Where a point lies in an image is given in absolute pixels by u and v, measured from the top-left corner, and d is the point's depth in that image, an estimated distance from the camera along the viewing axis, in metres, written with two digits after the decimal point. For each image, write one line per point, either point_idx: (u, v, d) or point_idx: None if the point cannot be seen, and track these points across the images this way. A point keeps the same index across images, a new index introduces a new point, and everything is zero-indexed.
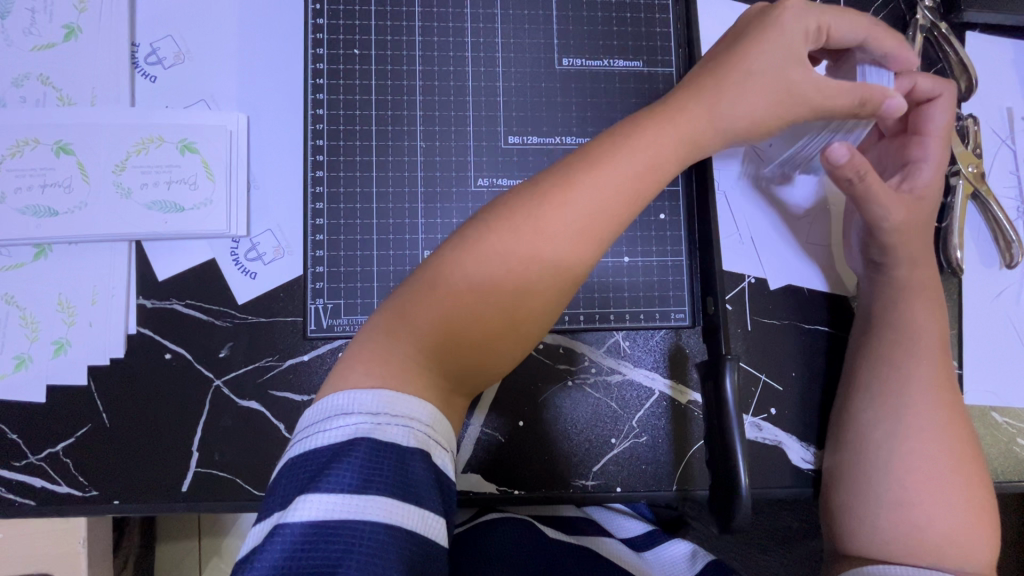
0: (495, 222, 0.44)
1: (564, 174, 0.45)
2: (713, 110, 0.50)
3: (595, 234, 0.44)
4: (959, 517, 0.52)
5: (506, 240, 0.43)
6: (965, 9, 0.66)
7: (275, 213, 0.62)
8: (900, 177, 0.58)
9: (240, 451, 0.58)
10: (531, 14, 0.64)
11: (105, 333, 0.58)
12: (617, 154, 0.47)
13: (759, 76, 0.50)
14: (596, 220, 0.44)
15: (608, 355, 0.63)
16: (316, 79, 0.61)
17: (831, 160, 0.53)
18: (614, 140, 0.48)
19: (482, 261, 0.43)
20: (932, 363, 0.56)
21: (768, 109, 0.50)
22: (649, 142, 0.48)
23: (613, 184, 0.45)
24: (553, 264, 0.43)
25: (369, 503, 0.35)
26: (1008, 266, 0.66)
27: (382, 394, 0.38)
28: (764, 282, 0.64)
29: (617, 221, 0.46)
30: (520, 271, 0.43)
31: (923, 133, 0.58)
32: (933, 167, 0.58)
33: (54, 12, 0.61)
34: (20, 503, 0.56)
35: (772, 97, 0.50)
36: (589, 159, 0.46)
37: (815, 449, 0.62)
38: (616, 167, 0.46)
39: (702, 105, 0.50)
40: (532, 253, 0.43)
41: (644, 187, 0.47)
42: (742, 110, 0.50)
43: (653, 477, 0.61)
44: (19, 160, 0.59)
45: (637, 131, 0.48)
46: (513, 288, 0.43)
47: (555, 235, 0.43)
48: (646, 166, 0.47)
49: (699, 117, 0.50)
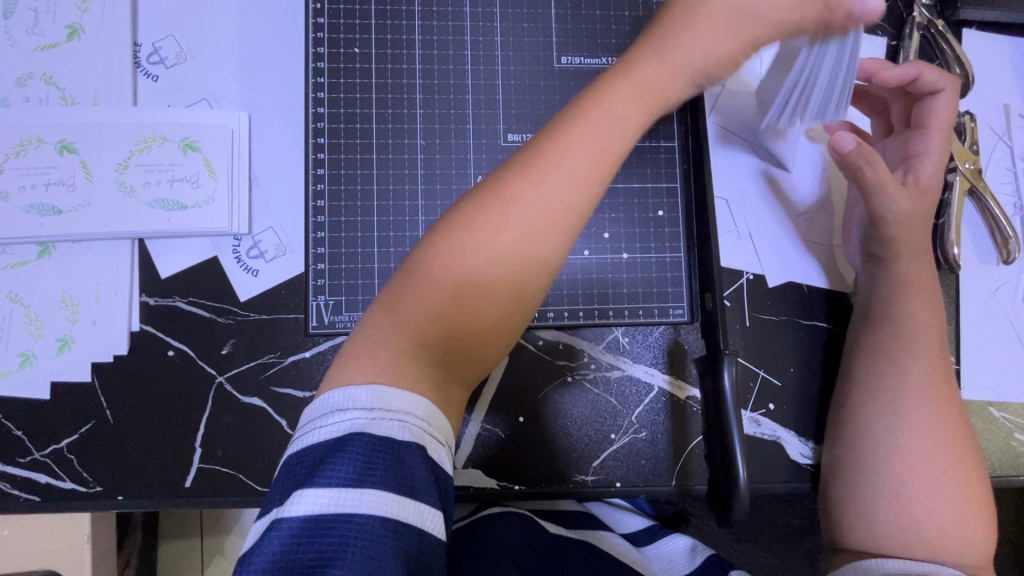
0: (469, 208, 0.43)
1: (537, 150, 0.44)
2: (667, 52, 0.48)
3: (570, 207, 0.43)
4: (956, 510, 0.52)
5: (480, 226, 0.42)
6: (962, 7, 0.67)
7: (276, 211, 0.62)
8: (902, 171, 0.59)
9: (243, 447, 0.58)
10: (531, 12, 0.64)
11: (109, 330, 0.58)
12: (585, 120, 0.45)
13: (709, 11, 0.48)
14: (569, 195, 0.43)
15: (607, 351, 0.63)
16: (317, 78, 0.61)
17: (839, 147, 0.56)
18: (582, 105, 0.46)
19: (460, 250, 0.42)
20: (929, 359, 0.57)
21: (725, 38, 0.48)
22: (615, 100, 0.46)
23: (583, 154, 0.43)
24: (531, 245, 0.42)
25: (363, 497, 0.35)
26: (1006, 262, 0.66)
27: (378, 389, 0.39)
28: (763, 278, 0.65)
29: (592, 192, 0.44)
30: (499, 257, 0.42)
31: (924, 126, 0.59)
32: (936, 159, 0.58)
33: (56, 12, 0.62)
34: (25, 500, 0.57)
35: (727, 28, 0.48)
36: (555, 133, 0.45)
37: (814, 444, 0.63)
38: (585, 134, 0.44)
39: (653, 48, 0.48)
40: (508, 234, 0.42)
41: (618, 146, 0.45)
42: (698, 46, 0.48)
43: (652, 472, 0.62)
44: (22, 159, 0.60)
45: (604, 92, 0.46)
46: (492, 270, 0.42)
47: (530, 216, 0.42)
48: (615, 125, 0.45)
49: (652, 60, 0.47)
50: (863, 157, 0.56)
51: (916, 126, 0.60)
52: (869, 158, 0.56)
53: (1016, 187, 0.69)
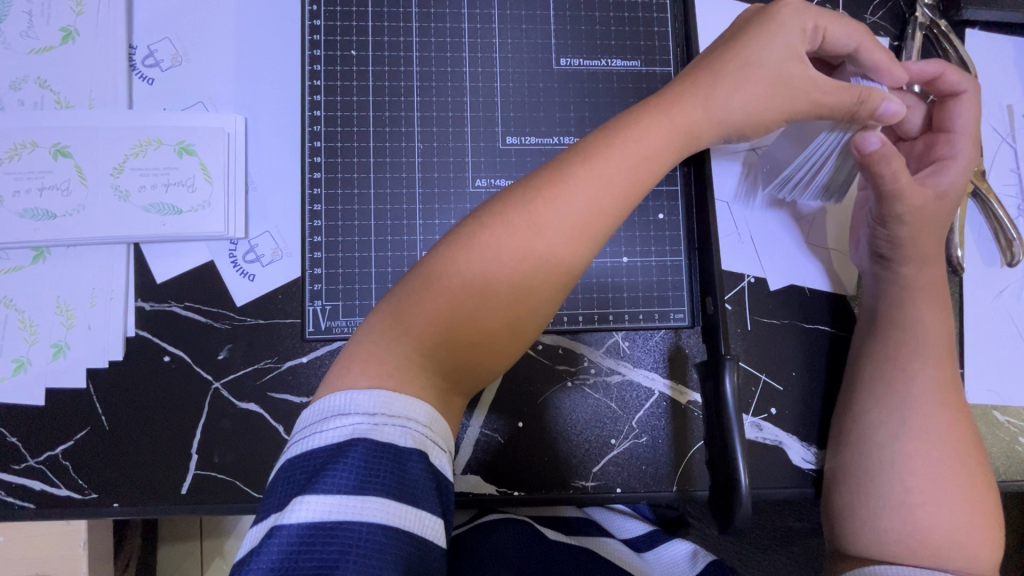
0: (489, 220, 0.43)
1: (562, 171, 0.45)
2: (708, 102, 0.51)
3: (594, 230, 0.44)
4: (961, 518, 0.52)
5: (502, 239, 0.42)
6: (965, 7, 0.66)
7: (273, 215, 0.62)
8: (929, 171, 0.57)
9: (239, 453, 0.57)
10: (529, 14, 0.64)
11: (104, 336, 0.58)
12: (615, 147, 0.47)
13: (755, 71, 0.51)
14: (594, 215, 0.44)
15: (607, 356, 0.63)
16: (313, 80, 0.61)
17: (861, 148, 0.52)
18: (610, 132, 0.48)
19: (479, 259, 0.42)
20: (934, 363, 0.56)
21: (764, 101, 0.51)
22: (644, 130, 0.48)
23: (611, 178, 0.45)
24: (550, 263, 0.43)
25: (365, 504, 0.34)
26: (1010, 264, 0.65)
27: (380, 395, 0.38)
28: (764, 281, 0.64)
29: (616, 215, 0.46)
30: (520, 270, 0.42)
31: (951, 130, 0.58)
32: (963, 163, 0.57)
33: (51, 14, 0.62)
34: (20, 507, 0.56)
35: (769, 90, 0.51)
36: (582, 155, 0.46)
37: (817, 448, 0.62)
38: (615, 159, 0.46)
39: (696, 96, 0.51)
40: (531, 251, 0.42)
41: (644, 174, 0.47)
42: (736, 100, 0.51)
43: (653, 477, 0.61)
44: (17, 163, 0.59)
45: (635, 123, 0.48)
46: (511, 286, 0.42)
47: (554, 232, 0.43)
48: (646, 155, 0.47)
49: (695, 106, 0.50)
50: (887, 158, 0.52)
51: (939, 130, 0.59)
52: (891, 159, 0.52)
53: (1020, 189, 0.68)
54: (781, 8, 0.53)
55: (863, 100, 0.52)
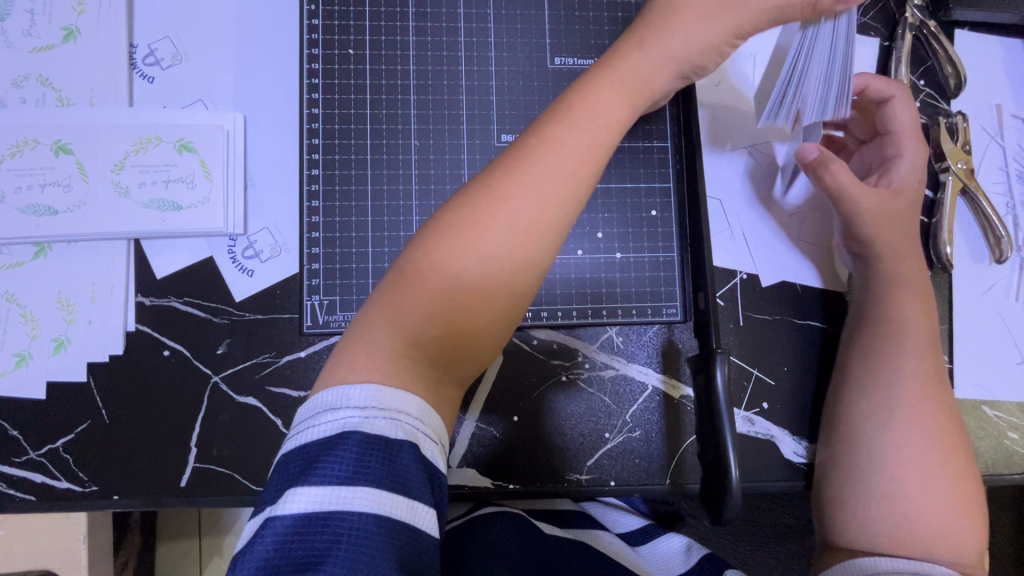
0: (461, 203, 0.43)
1: (526, 152, 0.44)
2: (649, 41, 0.48)
3: (554, 215, 0.43)
4: (947, 509, 0.52)
5: (467, 224, 0.42)
6: (954, 8, 0.67)
7: (271, 211, 0.63)
8: (879, 176, 0.60)
9: (238, 446, 0.58)
10: (525, 13, 0.65)
11: (104, 331, 0.59)
12: (575, 122, 0.45)
13: (690, 4, 0.49)
14: (556, 197, 0.43)
15: (601, 351, 0.64)
16: (312, 79, 0.61)
17: (802, 156, 0.58)
18: (564, 101, 0.46)
19: (445, 243, 0.42)
20: (922, 358, 0.57)
21: (708, 29, 0.48)
22: (590, 88, 0.46)
23: (571, 155, 0.44)
24: (511, 251, 0.42)
25: (357, 495, 0.35)
26: (999, 261, 0.67)
27: (372, 388, 0.39)
28: (756, 278, 0.65)
29: (579, 190, 0.44)
30: (490, 260, 0.42)
31: (890, 132, 0.60)
32: (909, 160, 0.59)
33: (52, 13, 0.62)
34: (21, 499, 0.57)
35: (708, 21, 0.48)
36: (544, 135, 0.45)
37: (808, 443, 0.63)
38: (573, 133, 0.45)
39: (635, 41, 0.48)
40: (493, 237, 0.42)
41: (599, 143, 0.45)
42: (677, 38, 0.48)
43: (646, 470, 0.62)
44: (19, 160, 0.60)
45: (585, 86, 0.46)
46: (473, 272, 0.42)
47: (520, 217, 0.42)
48: (598, 123, 0.45)
49: (635, 48, 0.48)
50: (827, 163, 0.57)
51: (883, 133, 0.61)
52: (832, 164, 0.57)
53: (1009, 187, 0.69)
54: None
55: None
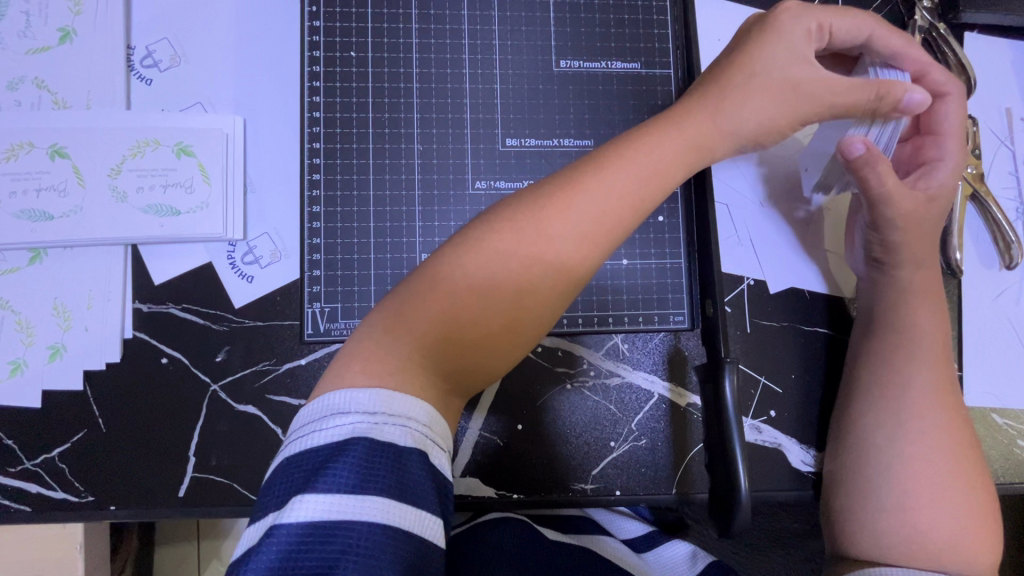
0: (501, 223, 0.43)
1: (571, 178, 0.45)
2: (721, 113, 0.50)
3: (601, 239, 0.44)
4: (960, 521, 0.51)
5: (511, 245, 0.42)
6: (964, 10, 0.66)
7: (272, 216, 0.62)
8: (916, 176, 0.58)
9: (237, 456, 0.57)
10: (529, 15, 0.64)
11: (101, 338, 0.58)
12: (626, 158, 0.47)
13: (763, 81, 0.51)
14: (605, 222, 0.44)
15: (607, 358, 0.63)
16: (313, 81, 0.60)
17: (848, 153, 0.54)
18: (620, 144, 0.48)
19: (485, 264, 0.42)
20: (933, 366, 0.56)
21: (778, 109, 0.51)
22: (654, 144, 0.48)
23: (619, 188, 0.45)
24: (555, 272, 0.43)
25: (365, 502, 0.34)
26: (1008, 267, 0.65)
27: (380, 393, 0.38)
28: (764, 284, 0.64)
29: (624, 226, 0.45)
30: (533, 280, 0.42)
31: (938, 132, 0.58)
32: (951, 166, 0.57)
33: (48, 14, 0.61)
34: (16, 510, 0.56)
35: (779, 99, 0.51)
36: (591, 164, 0.46)
37: (816, 451, 0.62)
38: (625, 171, 0.46)
39: (706, 110, 0.50)
40: (537, 258, 0.42)
41: (654, 188, 0.47)
42: (748, 114, 0.50)
43: (653, 479, 0.61)
44: (13, 163, 0.59)
45: (646, 135, 0.49)
46: (514, 293, 0.42)
47: (559, 235, 0.43)
48: (658, 170, 0.47)
49: (707, 118, 0.50)
50: (872, 163, 0.53)
51: (926, 132, 0.59)
52: (877, 165, 0.53)
53: (1019, 192, 0.68)
54: (784, 13, 0.53)
55: (882, 95, 0.52)
